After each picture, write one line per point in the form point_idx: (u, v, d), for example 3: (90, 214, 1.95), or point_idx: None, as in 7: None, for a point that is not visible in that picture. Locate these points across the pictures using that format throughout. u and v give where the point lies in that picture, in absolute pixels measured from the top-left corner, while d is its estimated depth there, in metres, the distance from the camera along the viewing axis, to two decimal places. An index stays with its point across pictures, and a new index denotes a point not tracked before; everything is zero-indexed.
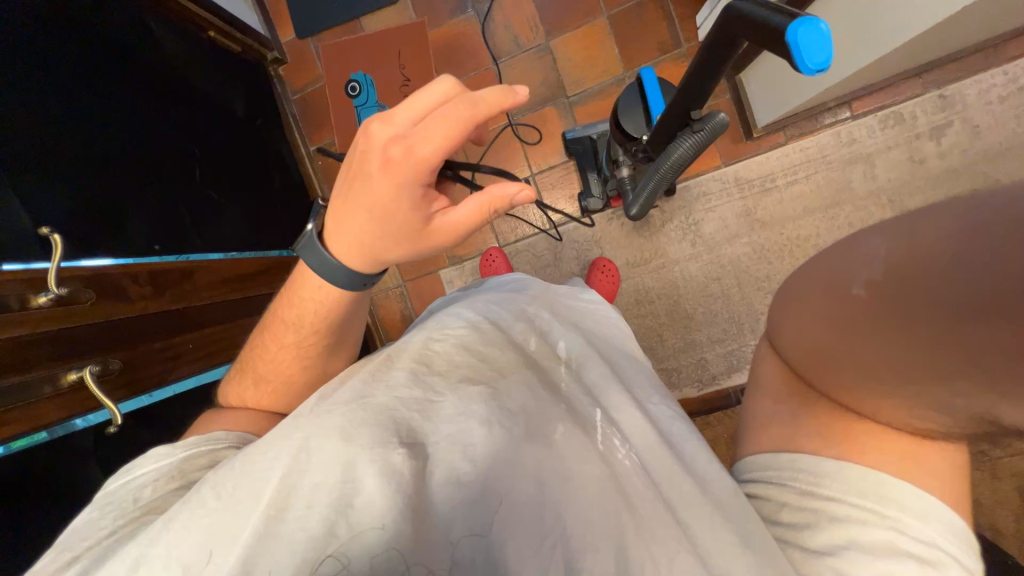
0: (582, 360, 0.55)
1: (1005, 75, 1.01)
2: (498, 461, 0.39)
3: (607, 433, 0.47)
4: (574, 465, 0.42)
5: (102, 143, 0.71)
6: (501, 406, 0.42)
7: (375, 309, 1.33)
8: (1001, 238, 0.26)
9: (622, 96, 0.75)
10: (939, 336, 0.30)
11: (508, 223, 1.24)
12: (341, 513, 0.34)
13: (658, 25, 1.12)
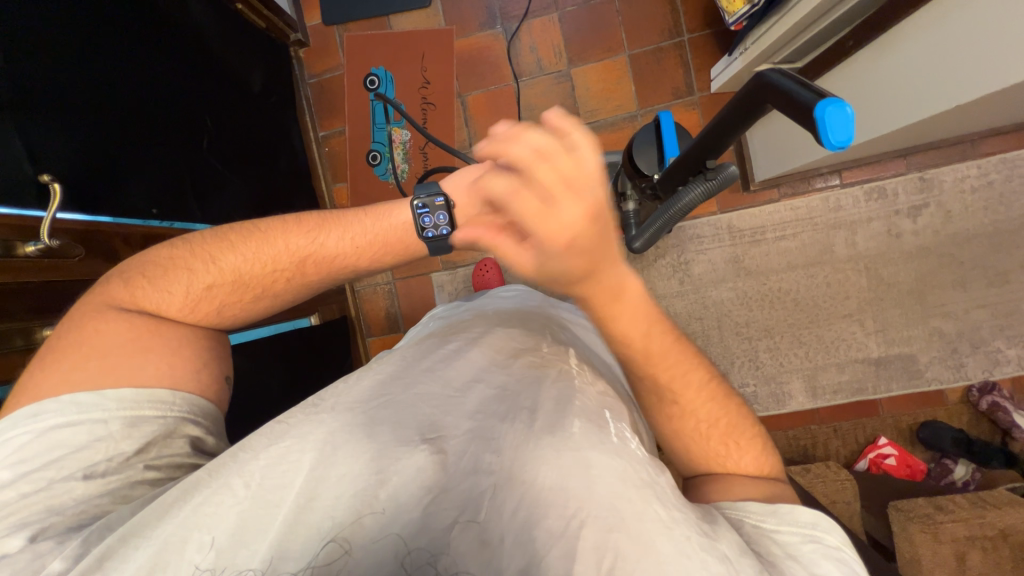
0: (596, 370, 0.56)
1: (979, 168, 1.10)
2: (514, 458, 0.40)
3: (620, 427, 0.46)
4: (593, 453, 0.40)
5: (113, 95, 0.69)
6: (513, 405, 0.46)
7: (360, 303, 1.31)
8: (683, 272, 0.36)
9: (638, 133, 0.78)
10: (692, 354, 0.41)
11: None
12: (369, 501, 0.38)
13: (675, 71, 1.18)
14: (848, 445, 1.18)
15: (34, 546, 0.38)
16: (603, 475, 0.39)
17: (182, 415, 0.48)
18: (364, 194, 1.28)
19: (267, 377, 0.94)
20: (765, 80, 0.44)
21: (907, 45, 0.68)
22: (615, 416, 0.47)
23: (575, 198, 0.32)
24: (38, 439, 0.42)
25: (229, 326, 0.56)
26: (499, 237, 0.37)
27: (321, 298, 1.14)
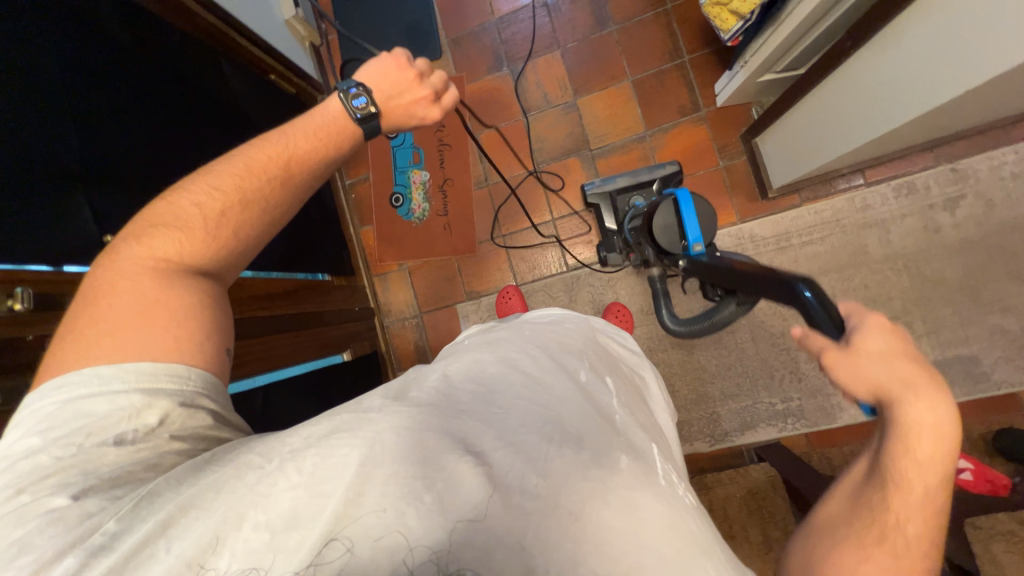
0: (632, 407, 0.58)
1: (1015, 154, 1.05)
2: (561, 486, 0.41)
3: (669, 473, 0.50)
4: (641, 496, 0.43)
5: (165, 163, 0.78)
6: (561, 427, 0.46)
7: (389, 338, 1.35)
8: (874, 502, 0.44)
9: (658, 213, 0.80)
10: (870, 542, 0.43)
11: (526, 263, 1.28)
12: (409, 503, 0.38)
13: (679, 90, 1.21)
14: None
15: (82, 505, 0.38)
16: (649, 519, 0.41)
17: (197, 388, 0.46)
18: (389, 234, 1.35)
19: (302, 414, 0.97)
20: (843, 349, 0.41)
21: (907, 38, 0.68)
22: (661, 461, 0.51)
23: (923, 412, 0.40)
24: (70, 409, 0.41)
25: (226, 265, 0.54)
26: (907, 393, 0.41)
27: (351, 334, 1.19)
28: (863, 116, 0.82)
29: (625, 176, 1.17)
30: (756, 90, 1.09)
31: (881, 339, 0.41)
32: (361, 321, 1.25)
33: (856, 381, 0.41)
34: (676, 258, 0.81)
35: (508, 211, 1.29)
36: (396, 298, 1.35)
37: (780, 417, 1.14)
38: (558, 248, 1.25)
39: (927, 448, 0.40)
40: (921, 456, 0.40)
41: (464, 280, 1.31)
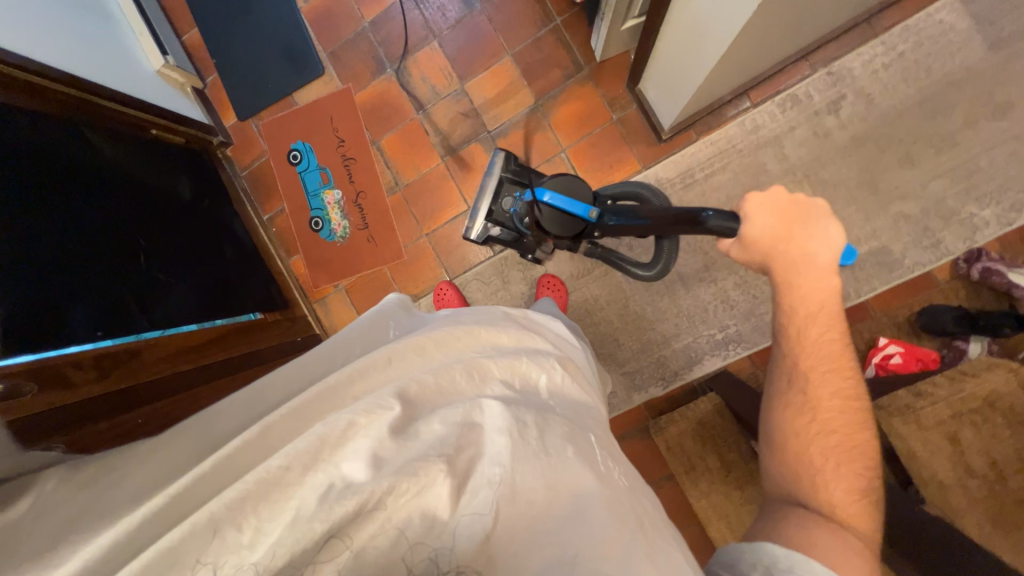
0: (574, 398, 0.61)
1: (883, 45, 1.08)
2: (515, 476, 0.43)
3: (605, 455, 0.53)
4: (585, 480, 0.47)
5: (55, 247, 0.77)
6: (513, 418, 0.48)
7: None
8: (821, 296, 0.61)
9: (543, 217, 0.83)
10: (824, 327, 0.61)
11: (454, 256, 1.29)
12: (369, 514, 0.39)
13: (559, 54, 1.21)
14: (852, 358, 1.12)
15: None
16: (596, 500, 0.46)
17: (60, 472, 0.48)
18: (317, 259, 1.36)
19: None
20: (739, 232, 0.64)
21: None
22: (602, 446, 0.55)
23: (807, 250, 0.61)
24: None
25: None
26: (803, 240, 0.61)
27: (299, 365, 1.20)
28: (694, 49, 0.86)
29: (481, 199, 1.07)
30: (625, 38, 1.10)
31: (765, 221, 0.62)
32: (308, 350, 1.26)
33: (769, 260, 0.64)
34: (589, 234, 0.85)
35: (425, 211, 1.30)
36: (341, 319, 1.36)
37: (721, 346, 1.18)
38: None
39: (813, 276, 0.61)
40: (806, 283, 0.61)
41: (400, 286, 1.32)
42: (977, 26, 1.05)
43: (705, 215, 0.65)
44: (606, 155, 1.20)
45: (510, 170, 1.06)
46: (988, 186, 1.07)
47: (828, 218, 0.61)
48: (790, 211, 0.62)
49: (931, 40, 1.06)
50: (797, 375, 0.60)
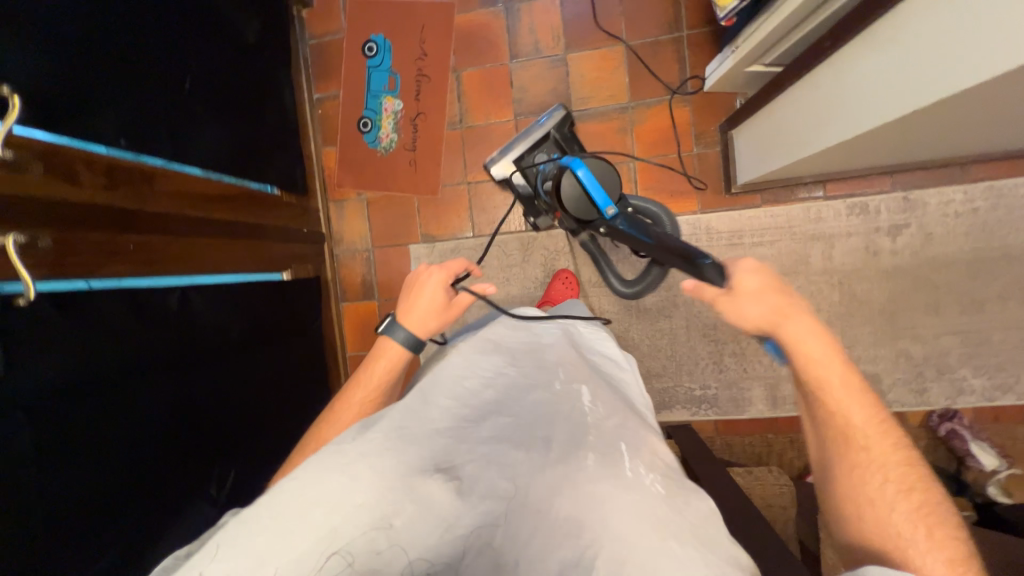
0: (608, 400, 0.61)
1: (963, 194, 1.09)
2: (523, 496, 0.51)
3: (636, 461, 0.53)
4: (597, 489, 0.50)
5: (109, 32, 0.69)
6: (522, 446, 0.54)
7: (338, 267, 1.33)
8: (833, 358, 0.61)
9: (564, 190, 0.84)
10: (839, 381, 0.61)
11: (486, 215, 1.26)
12: (387, 523, 0.48)
13: (670, 65, 1.17)
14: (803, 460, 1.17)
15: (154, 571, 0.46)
16: (614, 506, 0.48)
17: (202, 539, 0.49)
18: (351, 160, 1.29)
19: (230, 321, 0.90)
20: (727, 288, 0.66)
21: (855, 67, 0.69)
22: (634, 450, 0.54)
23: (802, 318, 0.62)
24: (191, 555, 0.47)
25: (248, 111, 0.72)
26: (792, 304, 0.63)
27: (296, 255, 1.15)
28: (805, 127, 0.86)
29: (515, 147, 1.07)
30: (742, 80, 1.07)
31: (756, 280, 0.64)
32: (309, 244, 1.22)
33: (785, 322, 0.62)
34: (596, 226, 0.87)
35: (477, 159, 1.25)
36: (351, 227, 1.32)
37: (695, 403, 1.21)
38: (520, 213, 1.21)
39: (817, 341, 0.62)
40: (815, 349, 0.61)
41: (422, 222, 1.29)
42: None
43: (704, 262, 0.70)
44: (670, 183, 1.19)
45: (560, 131, 1.07)
46: (990, 359, 1.11)
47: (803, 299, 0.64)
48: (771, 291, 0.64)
49: (1008, 207, 1.08)
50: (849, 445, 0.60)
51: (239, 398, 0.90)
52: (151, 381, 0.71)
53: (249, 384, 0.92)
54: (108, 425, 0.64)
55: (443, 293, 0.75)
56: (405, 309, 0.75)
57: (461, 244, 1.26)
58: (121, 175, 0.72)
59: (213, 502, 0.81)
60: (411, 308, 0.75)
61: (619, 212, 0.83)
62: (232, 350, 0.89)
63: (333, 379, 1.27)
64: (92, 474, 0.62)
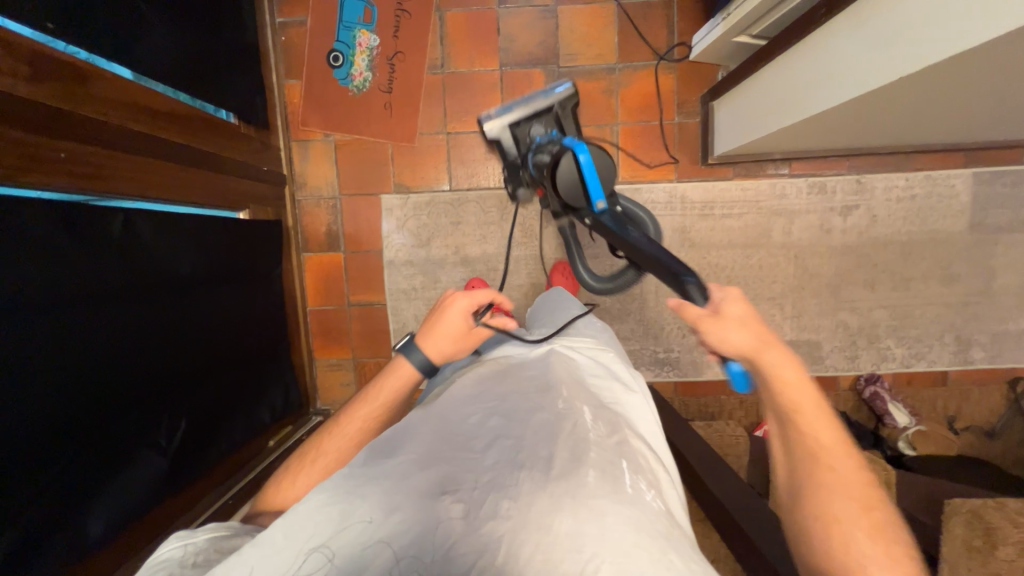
0: (611, 418, 0.54)
1: (906, 181, 1.20)
2: (524, 510, 0.42)
3: (638, 478, 0.46)
4: (601, 504, 0.42)
5: None
6: (523, 457, 0.47)
7: (300, 215, 1.23)
8: (804, 387, 0.54)
9: (562, 173, 0.80)
10: (816, 402, 0.55)
11: (465, 169, 1.21)
12: (373, 547, 0.41)
13: (659, 30, 1.17)
14: (750, 418, 1.27)
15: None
16: (618, 523, 0.41)
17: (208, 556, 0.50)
18: (319, 97, 1.18)
19: (180, 256, 0.80)
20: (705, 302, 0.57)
21: (839, 38, 0.71)
22: (635, 465, 0.48)
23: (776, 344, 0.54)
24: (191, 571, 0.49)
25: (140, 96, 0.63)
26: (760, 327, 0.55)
27: (254, 194, 1.06)
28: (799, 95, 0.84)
29: (519, 107, 1.01)
30: (728, 51, 1.09)
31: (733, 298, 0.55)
32: (268, 184, 1.11)
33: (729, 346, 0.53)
34: (582, 216, 0.84)
35: (458, 109, 1.19)
36: (316, 172, 1.22)
37: (658, 364, 1.26)
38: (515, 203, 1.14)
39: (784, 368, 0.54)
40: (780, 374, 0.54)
41: (395, 170, 1.21)
42: (976, 203, 1.20)
43: (683, 278, 0.60)
44: (651, 150, 1.20)
45: (562, 106, 1.01)
46: (912, 331, 1.25)
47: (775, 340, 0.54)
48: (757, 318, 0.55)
49: (940, 196, 1.20)
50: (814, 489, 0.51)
51: (187, 395, 0.80)
52: (93, 309, 0.63)
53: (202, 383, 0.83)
54: (42, 351, 0.57)
55: (467, 325, 0.66)
56: (425, 331, 0.66)
57: (437, 197, 1.21)
58: (44, 67, 0.61)
59: (161, 452, 0.74)
60: (431, 331, 0.66)
61: (608, 208, 0.81)
62: (185, 290, 0.81)
63: (292, 332, 1.20)
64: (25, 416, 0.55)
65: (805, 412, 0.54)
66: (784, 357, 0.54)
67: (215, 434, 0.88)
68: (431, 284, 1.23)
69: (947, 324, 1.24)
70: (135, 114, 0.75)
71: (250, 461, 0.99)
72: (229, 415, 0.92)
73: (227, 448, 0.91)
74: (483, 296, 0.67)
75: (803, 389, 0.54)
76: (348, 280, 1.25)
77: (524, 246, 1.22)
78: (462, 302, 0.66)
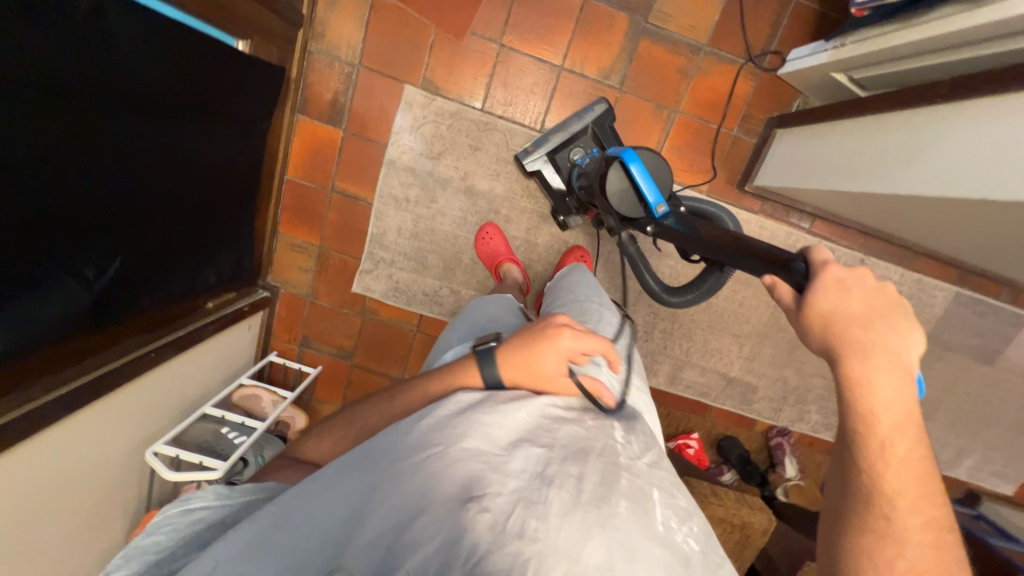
0: (644, 439, 0.53)
1: (900, 276, 1.24)
2: (556, 532, 0.39)
3: (670, 514, 0.44)
4: (637, 539, 0.40)
5: None
6: (556, 470, 0.43)
7: (306, 69, 1.06)
8: (906, 416, 0.44)
9: (609, 184, 0.75)
10: (901, 430, 0.44)
11: (505, 93, 1.08)
12: (401, 553, 0.39)
13: (762, 27, 1.05)
14: (668, 430, 1.36)
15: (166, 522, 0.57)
16: (650, 563, 0.39)
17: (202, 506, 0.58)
18: None
19: (154, 72, 0.66)
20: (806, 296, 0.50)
21: (963, 130, 0.66)
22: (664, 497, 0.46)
23: (882, 342, 0.45)
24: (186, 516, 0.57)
25: None
26: (883, 333, 0.45)
27: (260, 25, 0.88)
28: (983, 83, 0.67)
29: (560, 133, 1.02)
30: (817, 82, 1.00)
31: (836, 294, 0.48)
32: (281, 19, 0.93)
33: (822, 331, 0.48)
34: (642, 226, 0.77)
35: (523, 22, 1.04)
36: (339, 26, 1.04)
37: None
38: (560, 220, 1.11)
39: (886, 378, 0.44)
40: (881, 389, 0.44)
41: (429, 63, 1.06)
42: (943, 319, 1.27)
43: (793, 264, 0.54)
44: (697, 153, 1.13)
45: (598, 127, 1.02)
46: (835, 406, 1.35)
47: (889, 332, 0.45)
48: (876, 298, 0.48)
49: (919, 301, 1.26)
50: (875, 495, 0.43)
51: (131, 229, 0.70)
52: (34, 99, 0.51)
53: (144, 226, 0.73)
54: None
55: (560, 366, 0.54)
56: (512, 349, 0.56)
57: (464, 112, 1.09)
58: None
59: (87, 284, 0.66)
60: (515, 347, 0.56)
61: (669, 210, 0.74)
62: (145, 111, 0.66)
63: (262, 197, 1.08)
64: None
65: (905, 455, 0.43)
66: (913, 391, 0.44)
67: (146, 281, 0.78)
68: (425, 202, 1.14)
69: None
70: None
71: (180, 318, 0.92)
72: (166, 266, 0.82)
73: (162, 300, 0.84)
74: (593, 346, 0.55)
75: (903, 417, 0.44)
76: (339, 163, 1.13)
77: (534, 199, 1.15)
78: (566, 345, 0.54)
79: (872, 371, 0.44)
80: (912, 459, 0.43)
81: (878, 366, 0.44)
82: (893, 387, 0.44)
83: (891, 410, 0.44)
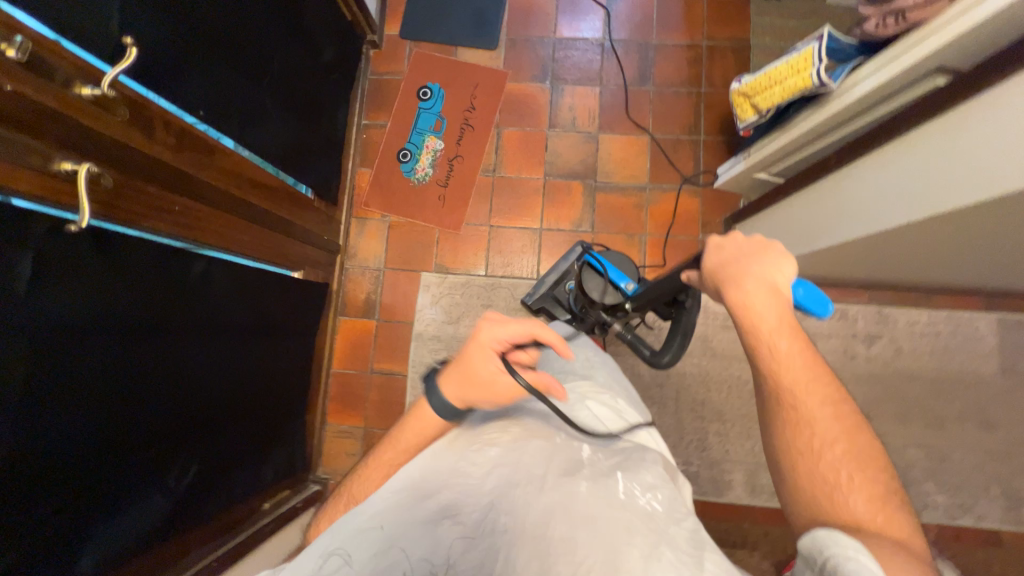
0: (604, 443, 0.61)
1: (928, 317, 1.22)
2: (524, 516, 0.49)
3: (629, 487, 0.53)
4: (596, 511, 0.49)
5: (218, 24, 0.77)
6: (521, 476, 0.52)
7: (344, 281, 1.33)
8: (783, 318, 0.56)
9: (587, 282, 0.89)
10: (782, 328, 0.56)
11: (502, 258, 1.31)
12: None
13: (687, 161, 1.33)
14: (776, 554, 1.15)
15: None
16: (611, 526, 0.47)
17: None
18: (384, 185, 1.36)
19: (234, 306, 0.87)
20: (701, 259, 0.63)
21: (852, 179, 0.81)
22: (626, 479, 0.54)
23: (745, 270, 0.58)
24: None
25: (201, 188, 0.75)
26: (741, 263, 0.59)
27: (310, 258, 1.16)
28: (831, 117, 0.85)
29: (552, 274, 1.20)
30: (749, 184, 1.21)
31: (715, 250, 0.62)
32: (324, 251, 1.23)
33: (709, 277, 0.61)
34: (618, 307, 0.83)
35: (503, 206, 1.34)
36: (367, 245, 1.34)
37: None
38: None
39: (754, 294, 0.57)
40: (755, 303, 0.57)
41: (438, 252, 1.33)
42: (1003, 348, 1.20)
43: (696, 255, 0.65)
44: (676, 261, 1.29)
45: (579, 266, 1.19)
46: (951, 477, 1.16)
47: (751, 262, 0.59)
48: (748, 246, 0.60)
49: (964, 336, 1.21)
50: (802, 413, 0.56)
51: (214, 429, 0.83)
52: (159, 336, 0.69)
53: (222, 425, 0.85)
54: (99, 365, 0.60)
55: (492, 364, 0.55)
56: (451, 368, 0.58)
57: (472, 280, 1.30)
58: (187, 141, 0.75)
59: (168, 491, 0.74)
60: (453, 367, 0.58)
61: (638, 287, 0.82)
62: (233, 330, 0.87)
63: (313, 388, 1.22)
64: (82, 432, 0.58)
65: (788, 348, 0.57)
66: (781, 296, 0.57)
67: (219, 483, 0.87)
68: None
69: (990, 473, 1.16)
70: (228, 178, 0.86)
71: (238, 522, 0.94)
72: (240, 460, 0.92)
73: (227, 501, 0.90)
74: (517, 331, 0.55)
75: (779, 318, 0.56)
76: (376, 347, 1.30)
77: None
78: (487, 338, 0.56)
79: (745, 291, 0.57)
80: (791, 347, 0.57)
81: (747, 286, 0.57)
82: (769, 299, 0.56)
83: (771, 316, 0.56)
